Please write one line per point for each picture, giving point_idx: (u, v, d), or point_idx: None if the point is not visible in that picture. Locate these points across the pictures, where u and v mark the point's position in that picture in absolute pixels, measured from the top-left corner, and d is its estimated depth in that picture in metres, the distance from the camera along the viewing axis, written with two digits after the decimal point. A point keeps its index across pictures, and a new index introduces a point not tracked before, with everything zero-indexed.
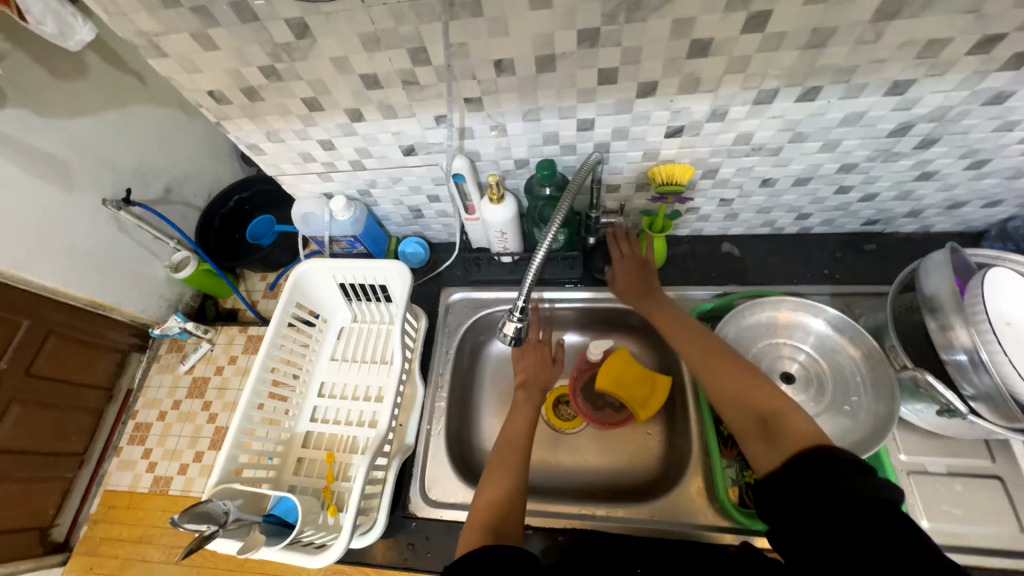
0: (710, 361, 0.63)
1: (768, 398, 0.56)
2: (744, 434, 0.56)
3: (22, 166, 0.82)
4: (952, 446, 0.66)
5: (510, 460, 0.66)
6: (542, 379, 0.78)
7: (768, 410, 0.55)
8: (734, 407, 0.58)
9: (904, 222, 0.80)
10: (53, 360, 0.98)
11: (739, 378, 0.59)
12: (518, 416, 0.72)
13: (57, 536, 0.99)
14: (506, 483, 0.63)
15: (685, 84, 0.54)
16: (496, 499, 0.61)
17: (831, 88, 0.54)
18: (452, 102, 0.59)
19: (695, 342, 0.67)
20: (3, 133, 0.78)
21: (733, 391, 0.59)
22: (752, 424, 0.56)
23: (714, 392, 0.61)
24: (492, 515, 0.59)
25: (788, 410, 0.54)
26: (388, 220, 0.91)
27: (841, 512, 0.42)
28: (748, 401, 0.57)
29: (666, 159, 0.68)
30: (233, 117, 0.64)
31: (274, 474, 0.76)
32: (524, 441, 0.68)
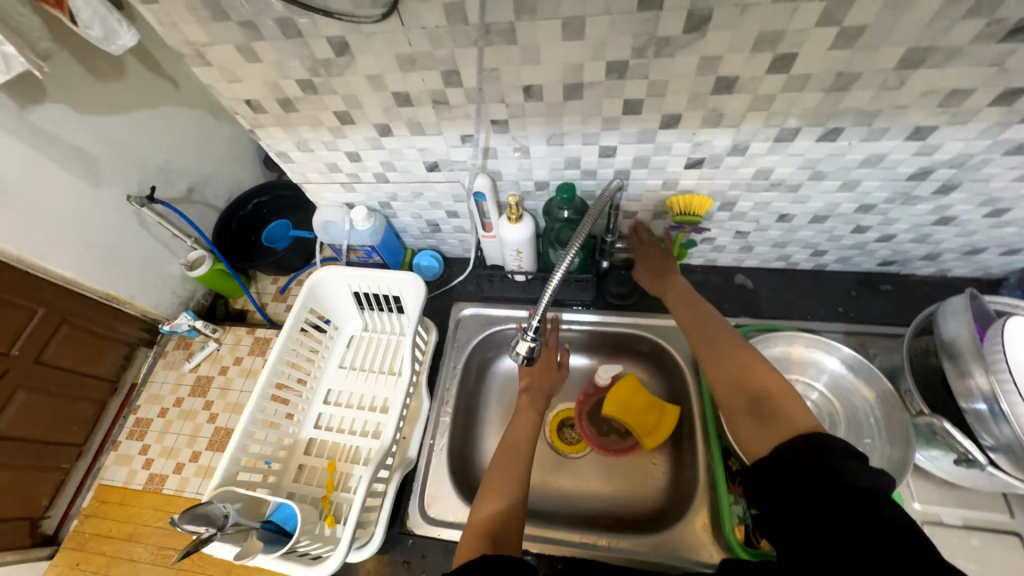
0: (712, 348, 0.63)
1: (765, 381, 0.55)
2: (736, 416, 0.56)
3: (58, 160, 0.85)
4: (967, 497, 0.64)
5: (511, 470, 0.64)
6: (544, 385, 0.77)
7: (762, 393, 0.54)
8: (729, 390, 0.58)
9: (921, 265, 0.79)
10: (63, 350, 0.99)
11: (738, 363, 0.59)
12: (522, 427, 0.71)
13: (46, 528, 0.99)
14: (509, 496, 0.61)
15: (708, 118, 0.55)
16: (497, 512, 0.59)
17: (853, 130, 0.55)
18: (479, 123, 0.60)
19: (697, 329, 0.66)
20: (41, 127, 0.82)
21: (730, 375, 0.59)
22: (745, 407, 0.55)
23: (712, 375, 0.61)
24: (491, 528, 0.57)
25: (783, 393, 0.53)
26: (405, 233, 0.92)
27: (820, 500, 0.41)
28: (743, 385, 0.56)
29: (685, 189, 0.68)
30: (266, 126, 0.67)
31: (273, 480, 0.76)
32: (526, 454, 0.67)
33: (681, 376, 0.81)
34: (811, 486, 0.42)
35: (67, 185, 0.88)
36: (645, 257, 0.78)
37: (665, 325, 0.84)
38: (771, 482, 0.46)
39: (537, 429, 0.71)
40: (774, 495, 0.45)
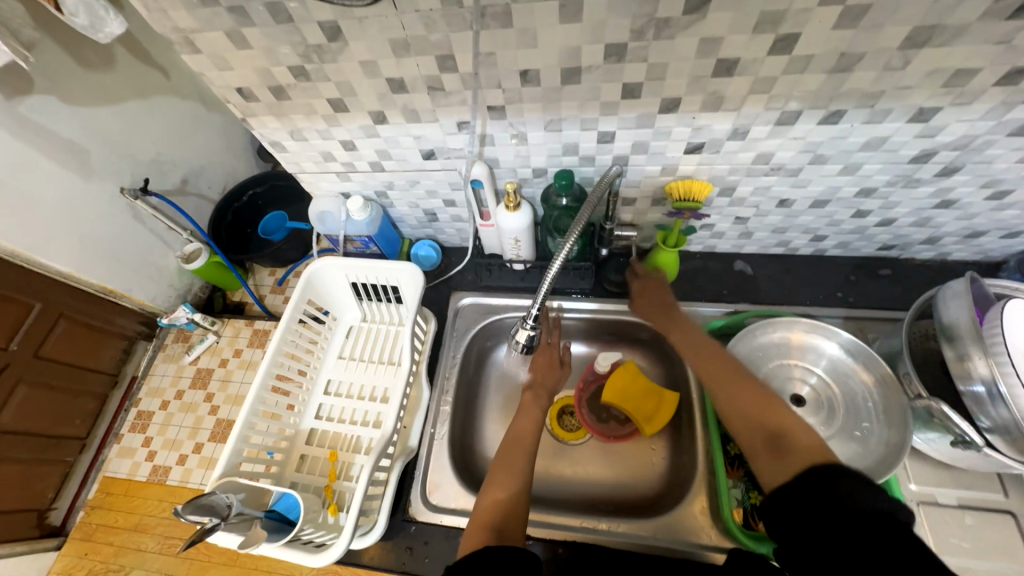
0: (720, 378, 0.62)
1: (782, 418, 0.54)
2: (753, 452, 0.54)
3: (47, 153, 0.83)
4: (963, 477, 0.65)
5: (514, 461, 0.64)
6: (547, 382, 0.77)
7: (780, 429, 0.53)
8: (744, 425, 0.56)
9: (921, 249, 0.79)
10: (61, 343, 0.99)
11: (751, 396, 0.58)
12: (526, 420, 0.71)
13: (53, 519, 0.99)
14: (512, 484, 0.62)
15: (709, 102, 0.54)
16: (502, 502, 0.60)
17: (855, 112, 0.54)
18: (475, 110, 0.59)
19: (707, 360, 0.65)
20: (29, 119, 0.80)
21: (744, 409, 0.57)
22: (762, 443, 0.53)
23: (725, 408, 0.59)
24: (495, 517, 0.58)
25: (802, 429, 0.52)
26: (403, 222, 0.91)
27: (856, 531, 0.40)
28: (759, 420, 0.55)
29: (684, 175, 0.67)
30: (259, 115, 0.65)
31: (276, 470, 0.76)
32: (529, 444, 0.67)
33: (680, 363, 0.82)
34: (843, 516, 0.42)
35: (58, 178, 0.86)
36: (645, 294, 0.79)
37: None
38: (800, 517, 0.44)
39: (541, 422, 0.72)
40: (803, 529, 0.43)
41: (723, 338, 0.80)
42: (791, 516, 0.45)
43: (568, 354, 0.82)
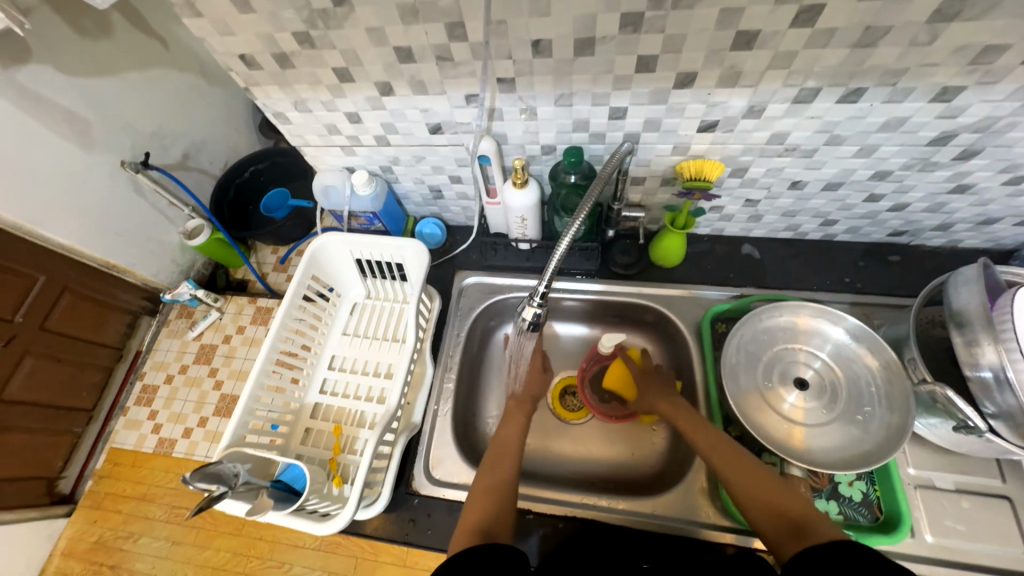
0: (724, 457, 0.60)
1: (800, 507, 0.53)
2: (776, 543, 0.52)
3: (45, 124, 0.82)
4: (961, 463, 0.66)
5: (500, 465, 0.65)
6: (532, 388, 0.79)
7: (802, 519, 0.52)
8: (760, 512, 0.54)
9: (932, 235, 0.78)
10: (66, 316, 0.99)
11: (763, 480, 0.56)
12: (510, 427, 0.72)
13: (63, 488, 1.01)
14: (500, 484, 0.62)
15: (725, 77, 0.53)
16: (489, 504, 0.60)
17: (876, 91, 0.52)
18: (484, 82, 0.58)
19: (710, 439, 0.63)
20: (27, 88, 0.78)
21: (760, 495, 0.55)
22: (785, 530, 0.52)
23: (737, 493, 0.57)
24: (485, 515, 0.58)
25: (822, 519, 0.51)
26: (408, 199, 0.90)
27: None
28: (777, 507, 0.54)
29: (696, 154, 0.66)
30: (263, 84, 0.64)
31: (281, 442, 0.77)
32: (516, 446, 0.69)
33: (684, 346, 0.81)
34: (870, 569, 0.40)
35: (58, 149, 0.85)
36: (649, 382, 0.76)
37: (668, 293, 0.84)
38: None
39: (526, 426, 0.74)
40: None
41: (726, 323, 0.80)
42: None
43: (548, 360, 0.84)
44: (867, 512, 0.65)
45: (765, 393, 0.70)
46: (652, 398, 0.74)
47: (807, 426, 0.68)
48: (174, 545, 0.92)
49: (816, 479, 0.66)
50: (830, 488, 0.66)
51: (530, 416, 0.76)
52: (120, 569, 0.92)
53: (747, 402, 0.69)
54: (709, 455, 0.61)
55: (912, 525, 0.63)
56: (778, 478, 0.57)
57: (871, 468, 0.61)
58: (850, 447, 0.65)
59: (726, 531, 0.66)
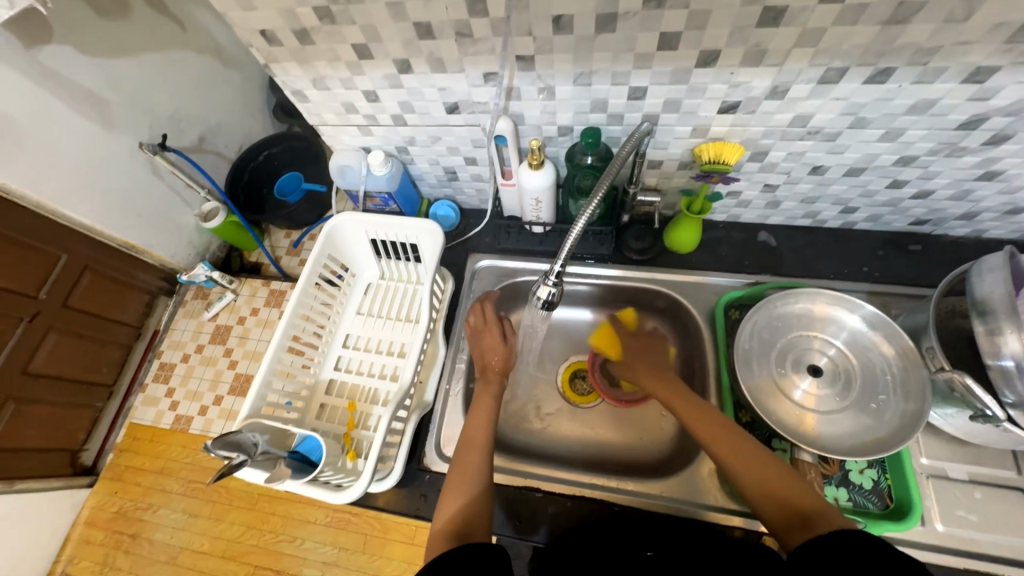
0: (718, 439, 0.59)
1: (805, 495, 0.52)
2: (782, 532, 0.51)
3: (68, 103, 0.83)
4: (975, 453, 0.65)
5: (467, 467, 0.62)
6: (495, 360, 0.76)
7: (808, 509, 0.51)
8: (766, 501, 0.54)
9: (956, 225, 0.77)
10: (87, 294, 1.01)
11: (768, 468, 0.55)
12: (478, 421, 0.68)
13: (85, 459, 1.05)
14: (470, 488, 0.60)
15: (749, 56, 0.52)
16: (458, 512, 0.57)
17: (905, 71, 0.51)
18: (504, 59, 0.57)
19: (713, 426, 0.60)
20: (49, 67, 0.80)
21: (758, 478, 0.55)
22: (791, 520, 0.51)
23: (741, 482, 0.56)
24: (455, 526, 0.56)
25: (828, 508, 0.51)
26: (422, 181, 0.91)
27: None
28: (782, 496, 0.53)
29: (716, 136, 0.65)
30: (282, 61, 0.64)
31: (298, 416, 0.79)
32: (484, 444, 0.65)
33: (696, 331, 0.81)
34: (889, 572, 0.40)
35: (81, 128, 0.87)
36: (638, 350, 0.75)
37: (681, 279, 0.84)
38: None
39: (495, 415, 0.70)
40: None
41: (739, 309, 0.80)
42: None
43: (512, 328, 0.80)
44: (877, 500, 0.65)
45: (778, 379, 0.70)
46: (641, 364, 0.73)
47: (819, 413, 0.68)
48: (191, 518, 0.96)
49: (826, 467, 0.67)
50: (840, 475, 0.66)
51: (501, 393, 0.73)
52: (140, 538, 0.96)
53: (760, 387, 0.69)
54: (712, 442, 0.59)
55: (923, 514, 0.63)
56: (783, 464, 0.55)
57: (882, 456, 0.61)
58: (863, 435, 0.64)
59: (734, 514, 0.67)
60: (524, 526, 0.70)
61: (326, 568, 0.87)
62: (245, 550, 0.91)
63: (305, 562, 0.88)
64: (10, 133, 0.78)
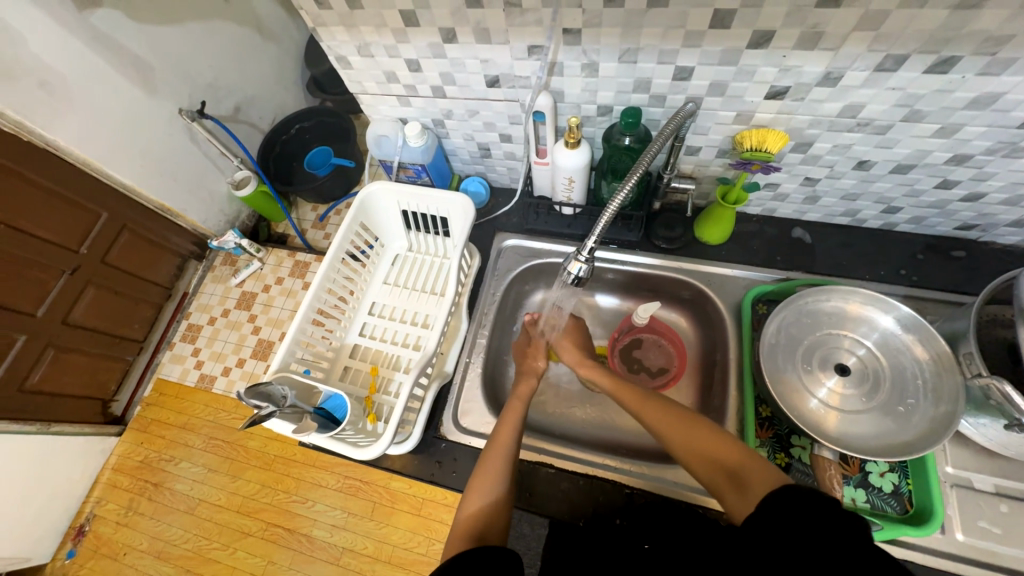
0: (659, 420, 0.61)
1: (734, 453, 0.53)
2: (724, 495, 0.52)
3: (116, 65, 0.86)
4: (1005, 467, 0.64)
5: (493, 462, 0.61)
6: (530, 362, 0.78)
7: (737, 466, 0.52)
8: (703, 467, 0.55)
9: (1005, 232, 0.74)
10: (124, 253, 1.05)
11: (700, 435, 0.57)
12: (507, 422, 0.66)
13: (115, 410, 1.10)
14: (493, 490, 0.58)
15: (805, 38, 0.51)
16: (480, 511, 0.57)
17: (970, 61, 0.49)
18: (550, 31, 0.57)
19: (651, 404, 0.63)
20: (101, 30, 0.82)
21: (697, 449, 0.56)
22: (725, 480, 0.52)
23: (681, 454, 0.58)
24: (475, 527, 0.55)
25: (753, 459, 0.51)
26: (455, 156, 0.91)
27: (814, 532, 0.38)
28: (715, 460, 0.54)
29: (759, 124, 0.64)
30: (329, 25, 0.65)
31: (322, 376, 0.82)
32: (511, 439, 0.64)
33: (719, 324, 0.80)
34: (811, 519, 0.39)
35: (127, 90, 0.89)
36: (566, 344, 0.79)
37: (710, 270, 0.82)
38: (767, 540, 0.40)
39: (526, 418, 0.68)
40: (770, 547, 0.40)
41: (767, 304, 0.78)
42: (762, 536, 0.41)
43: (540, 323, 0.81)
44: (897, 504, 0.64)
45: (803, 377, 0.69)
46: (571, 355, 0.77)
47: (842, 412, 0.67)
48: (210, 472, 1.00)
49: (846, 467, 0.66)
50: (860, 476, 0.65)
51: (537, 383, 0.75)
52: (162, 487, 1.01)
53: (784, 383, 0.68)
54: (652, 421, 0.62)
55: (944, 522, 0.62)
56: (713, 428, 0.57)
57: (907, 459, 0.60)
58: (885, 437, 0.63)
59: None
60: (534, 500, 0.71)
61: (335, 530, 0.91)
62: (259, 507, 0.95)
63: (316, 523, 0.92)
64: (61, 91, 0.81)
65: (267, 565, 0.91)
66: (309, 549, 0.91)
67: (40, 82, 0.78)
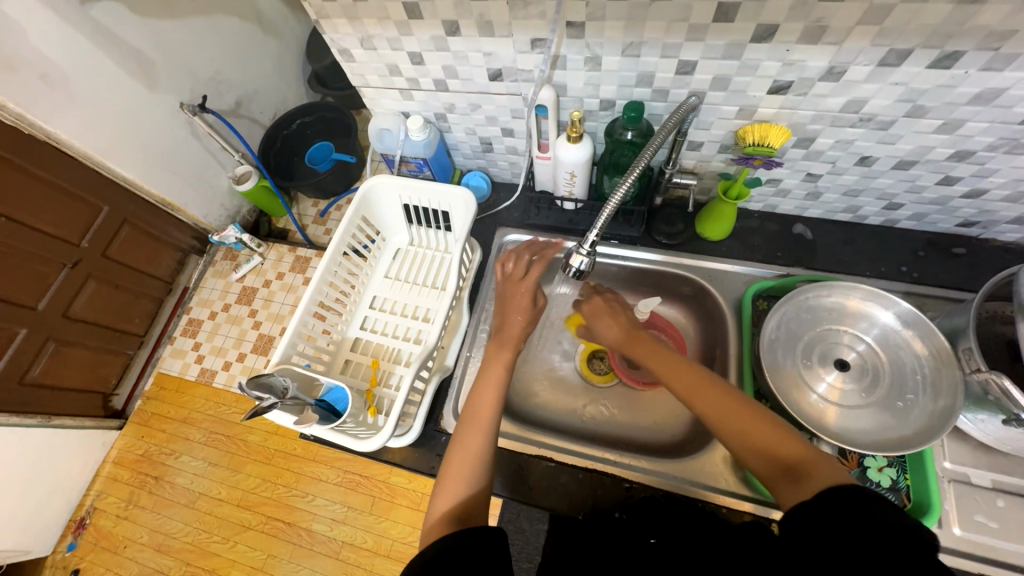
0: (709, 400, 0.58)
1: (792, 446, 0.51)
2: (773, 485, 0.51)
3: (118, 58, 0.86)
4: (1003, 462, 0.64)
5: (468, 449, 0.60)
6: (513, 331, 0.71)
7: (794, 460, 0.50)
8: (755, 457, 0.53)
9: (1007, 229, 0.74)
10: (125, 246, 1.05)
11: (756, 424, 0.54)
12: (487, 398, 0.64)
13: (115, 403, 1.11)
14: (473, 480, 0.57)
15: (809, 32, 0.51)
16: (464, 498, 0.56)
17: (974, 56, 0.49)
18: (554, 24, 0.57)
19: (702, 386, 0.59)
20: (102, 23, 0.82)
21: (750, 436, 0.54)
22: (779, 474, 0.51)
23: (731, 441, 0.55)
24: (458, 512, 0.55)
25: (814, 453, 0.50)
26: (457, 150, 0.92)
27: (870, 543, 0.39)
28: (768, 451, 0.52)
29: (762, 119, 0.64)
30: (332, 17, 0.65)
31: (323, 369, 0.82)
32: (490, 424, 0.62)
33: (720, 319, 0.80)
34: (865, 528, 0.40)
35: (129, 84, 0.89)
36: (607, 324, 0.74)
37: (711, 266, 0.82)
38: (814, 542, 0.41)
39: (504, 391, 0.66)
40: (816, 547, 0.41)
41: (768, 300, 0.78)
42: (808, 538, 0.42)
43: (543, 298, 0.76)
44: (894, 498, 0.64)
45: (802, 371, 0.70)
46: (616, 335, 0.73)
47: (841, 406, 0.67)
48: (211, 466, 1.00)
49: (845, 462, 0.66)
50: (858, 471, 0.65)
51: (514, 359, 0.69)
52: (162, 481, 1.02)
53: (783, 377, 0.69)
54: (703, 406, 0.58)
55: (941, 517, 0.62)
56: (770, 417, 0.54)
57: (906, 453, 0.60)
58: (884, 432, 0.64)
59: (745, 500, 0.67)
60: (532, 493, 0.72)
61: (335, 525, 0.91)
62: (259, 501, 0.96)
63: (315, 518, 0.92)
64: (63, 83, 0.81)
65: (266, 559, 0.92)
66: (308, 543, 0.91)
67: (41, 74, 0.78)
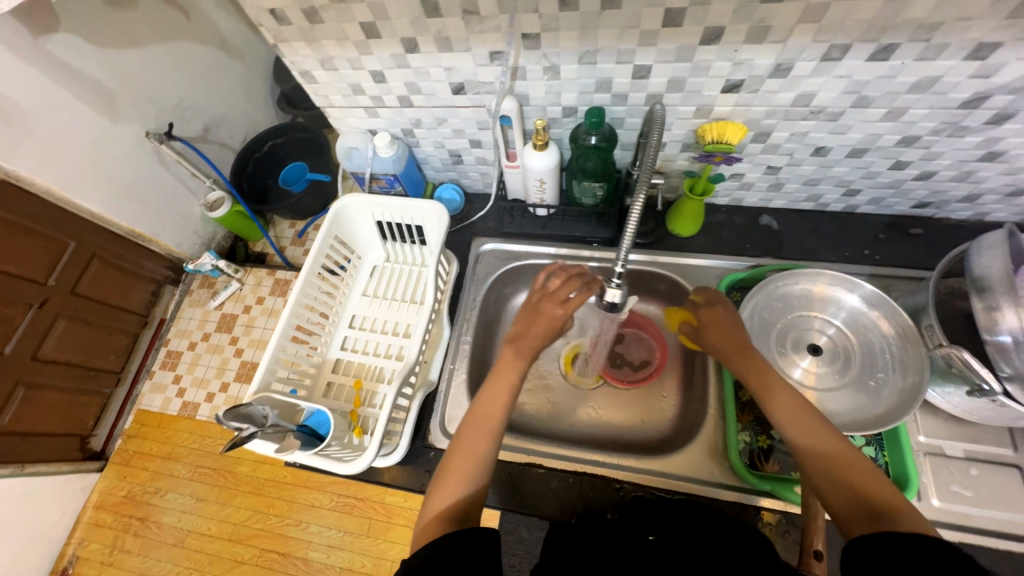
0: (805, 425, 0.55)
1: (883, 491, 0.48)
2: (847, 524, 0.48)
3: (74, 92, 0.84)
4: (973, 432, 0.66)
5: (472, 452, 0.59)
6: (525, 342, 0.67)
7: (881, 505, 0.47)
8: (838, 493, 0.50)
9: (958, 208, 0.77)
10: (95, 282, 1.02)
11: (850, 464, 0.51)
12: (495, 399, 0.63)
13: (94, 445, 1.06)
14: (473, 482, 0.57)
15: (754, 33, 0.53)
16: (461, 497, 0.56)
17: (908, 47, 0.52)
18: (510, 36, 0.58)
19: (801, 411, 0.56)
20: (55, 56, 0.80)
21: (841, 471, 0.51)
22: (860, 516, 0.48)
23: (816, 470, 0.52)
24: (455, 512, 0.55)
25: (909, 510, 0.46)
26: (427, 164, 0.92)
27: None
28: (854, 489, 0.49)
29: (719, 117, 0.66)
30: (291, 40, 0.65)
31: (307, 393, 0.81)
32: (496, 429, 0.61)
33: None
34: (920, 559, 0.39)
35: (88, 117, 0.87)
36: (714, 327, 0.68)
37: (684, 262, 0.84)
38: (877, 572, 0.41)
39: (517, 391, 0.65)
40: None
41: (740, 291, 0.80)
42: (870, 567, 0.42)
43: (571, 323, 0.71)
44: None
45: (779, 359, 0.71)
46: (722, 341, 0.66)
47: (818, 390, 0.69)
48: (199, 502, 0.97)
49: None
50: None
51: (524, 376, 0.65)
52: (148, 522, 0.98)
53: None
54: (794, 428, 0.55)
55: (920, 490, 0.64)
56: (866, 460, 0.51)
57: (884, 431, 0.62)
58: (861, 412, 0.65)
59: (731, 489, 0.68)
60: (527, 501, 0.72)
61: (331, 550, 0.89)
62: (252, 533, 0.93)
63: (312, 545, 0.90)
64: (18, 120, 0.79)
65: None
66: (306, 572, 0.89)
67: None
